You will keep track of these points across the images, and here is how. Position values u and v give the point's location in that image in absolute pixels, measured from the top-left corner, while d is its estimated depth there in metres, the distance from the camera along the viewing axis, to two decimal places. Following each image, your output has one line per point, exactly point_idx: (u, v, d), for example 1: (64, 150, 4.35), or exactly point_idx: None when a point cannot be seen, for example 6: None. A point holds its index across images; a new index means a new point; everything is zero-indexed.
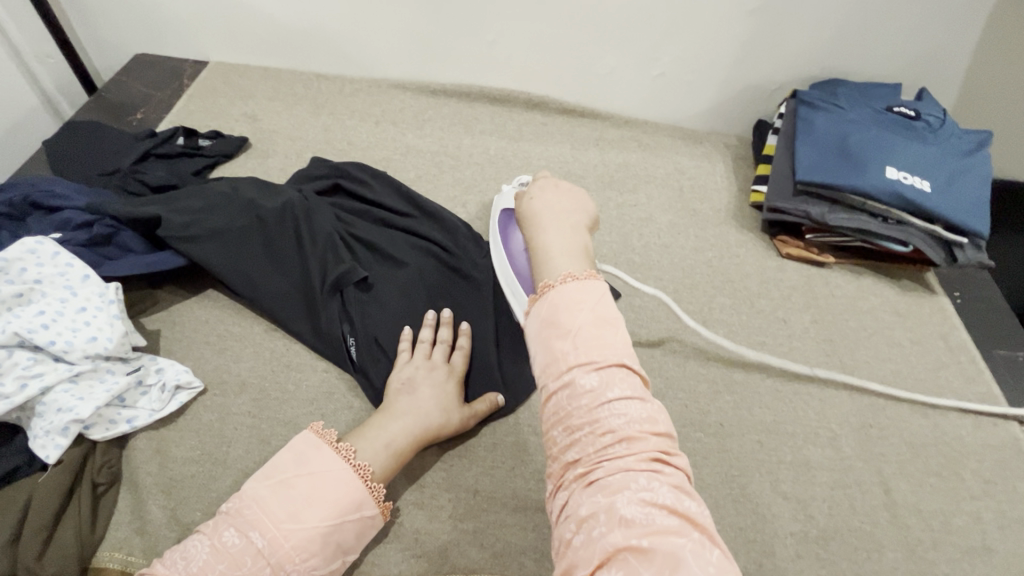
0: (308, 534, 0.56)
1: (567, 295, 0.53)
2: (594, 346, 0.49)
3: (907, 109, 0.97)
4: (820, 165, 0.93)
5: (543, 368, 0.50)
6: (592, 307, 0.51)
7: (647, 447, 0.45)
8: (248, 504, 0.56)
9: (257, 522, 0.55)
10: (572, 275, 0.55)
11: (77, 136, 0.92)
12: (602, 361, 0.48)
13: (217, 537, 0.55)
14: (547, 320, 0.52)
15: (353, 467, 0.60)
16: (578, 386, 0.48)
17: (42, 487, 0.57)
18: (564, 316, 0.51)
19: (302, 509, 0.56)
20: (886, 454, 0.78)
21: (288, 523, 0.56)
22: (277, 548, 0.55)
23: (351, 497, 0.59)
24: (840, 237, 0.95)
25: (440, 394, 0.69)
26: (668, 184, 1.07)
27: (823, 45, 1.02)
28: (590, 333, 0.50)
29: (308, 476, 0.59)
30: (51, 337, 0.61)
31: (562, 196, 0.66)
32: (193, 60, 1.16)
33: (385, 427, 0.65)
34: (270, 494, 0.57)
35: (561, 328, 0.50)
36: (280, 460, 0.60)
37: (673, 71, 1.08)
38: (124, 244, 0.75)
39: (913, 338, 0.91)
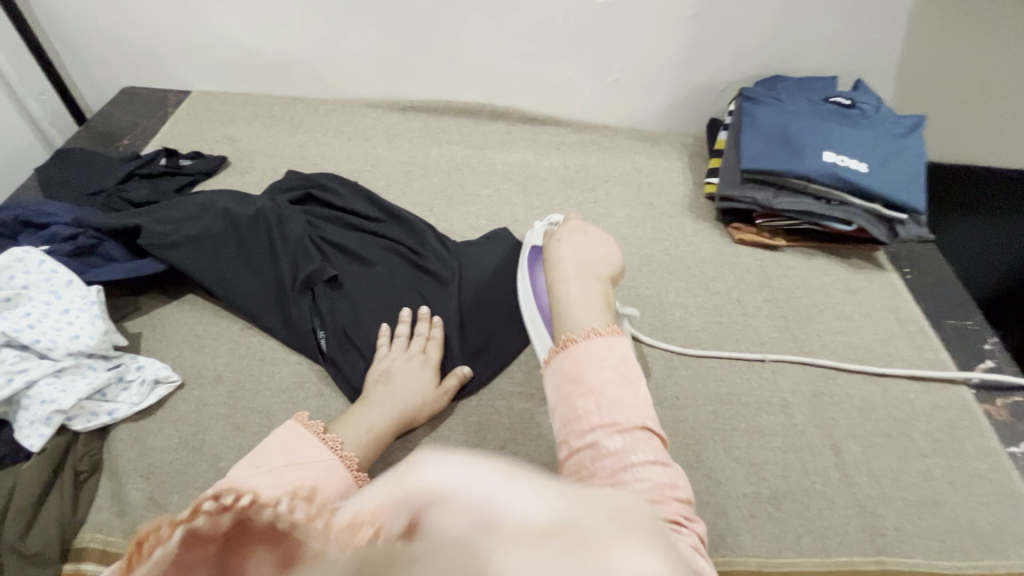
0: None
1: (592, 351, 0.56)
2: (618, 407, 0.52)
3: (843, 99, 1.04)
4: (762, 154, 0.98)
5: (566, 426, 0.53)
6: (616, 366, 0.55)
7: (670, 509, 0.45)
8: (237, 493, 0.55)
9: None
10: (597, 330, 0.58)
11: (67, 161, 0.99)
12: (626, 424, 0.51)
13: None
14: (569, 374, 0.55)
15: (340, 457, 0.62)
16: (601, 447, 0.50)
17: (25, 474, 0.61)
18: (588, 374, 0.54)
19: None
20: (838, 419, 0.81)
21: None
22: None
23: (338, 485, 0.60)
24: (789, 222, 1.00)
25: (417, 381, 0.73)
26: (626, 181, 1.13)
27: (764, 44, 1.09)
28: (613, 394, 0.53)
29: (298, 466, 0.60)
30: (36, 336, 0.66)
31: (587, 242, 0.72)
32: (177, 90, 1.24)
33: (364, 415, 0.69)
34: (260, 482, 0.56)
35: (586, 386, 0.53)
36: (265, 450, 0.60)
37: (624, 76, 1.15)
38: (107, 254, 0.81)
39: (863, 312, 0.95)
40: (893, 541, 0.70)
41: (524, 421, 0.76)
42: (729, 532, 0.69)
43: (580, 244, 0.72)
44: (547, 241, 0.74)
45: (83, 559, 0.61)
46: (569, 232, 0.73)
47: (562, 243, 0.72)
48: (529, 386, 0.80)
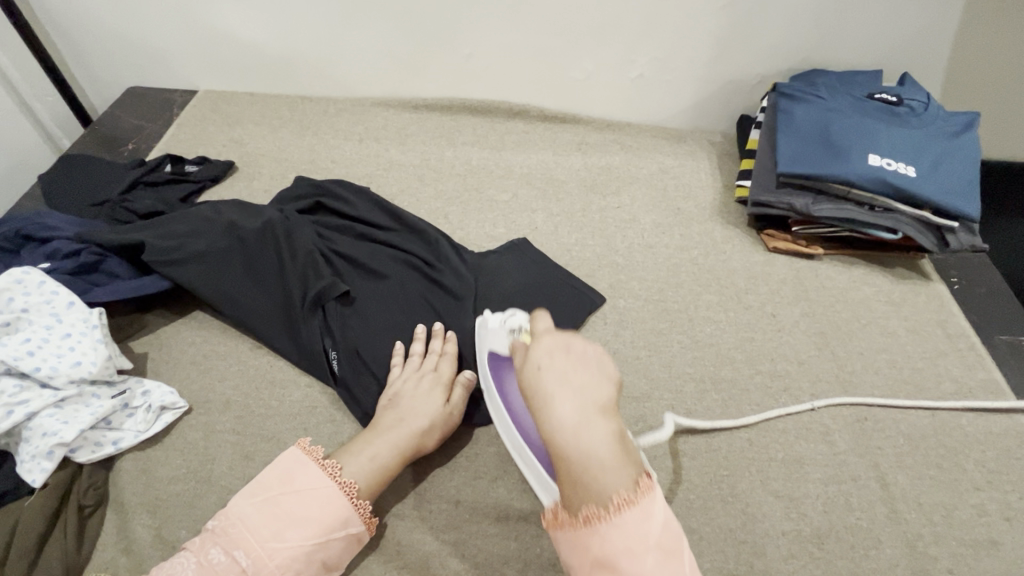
0: (289, 554, 0.56)
1: (625, 532, 0.43)
2: (630, 537, 0.43)
3: (889, 95, 0.96)
4: (801, 156, 0.91)
5: (581, 559, 0.45)
6: (626, 495, 0.44)
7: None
8: (234, 522, 0.57)
9: (241, 541, 0.56)
10: (627, 499, 0.44)
11: (70, 170, 0.96)
12: (654, 563, 0.42)
13: (204, 555, 0.56)
14: (596, 560, 0.43)
15: (338, 485, 0.60)
16: (619, 567, 0.42)
17: (27, 510, 0.59)
18: (615, 540, 0.43)
19: (287, 528, 0.57)
20: (883, 447, 0.75)
21: (273, 543, 0.56)
22: (260, 566, 0.55)
23: (336, 516, 0.59)
24: (827, 228, 0.94)
25: (427, 400, 0.68)
26: (651, 184, 1.07)
27: (801, 36, 1.01)
28: (647, 558, 0.42)
29: (293, 495, 0.59)
30: (36, 363, 0.63)
31: (576, 366, 0.49)
32: (183, 91, 1.20)
33: (369, 440, 0.65)
34: (254, 512, 0.57)
35: (589, 518, 0.44)
36: (265, 478, 0.60)
37: (650, 71, 1.08)
38: (110, 270, 0.77)
39: (908, 327, 0.89)
40: None
41: None
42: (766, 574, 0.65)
43: (570, 369, 0.49)
44: (524, 369, 0.51)
45: None
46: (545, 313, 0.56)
47: (542, 367, 0.49)
48: None
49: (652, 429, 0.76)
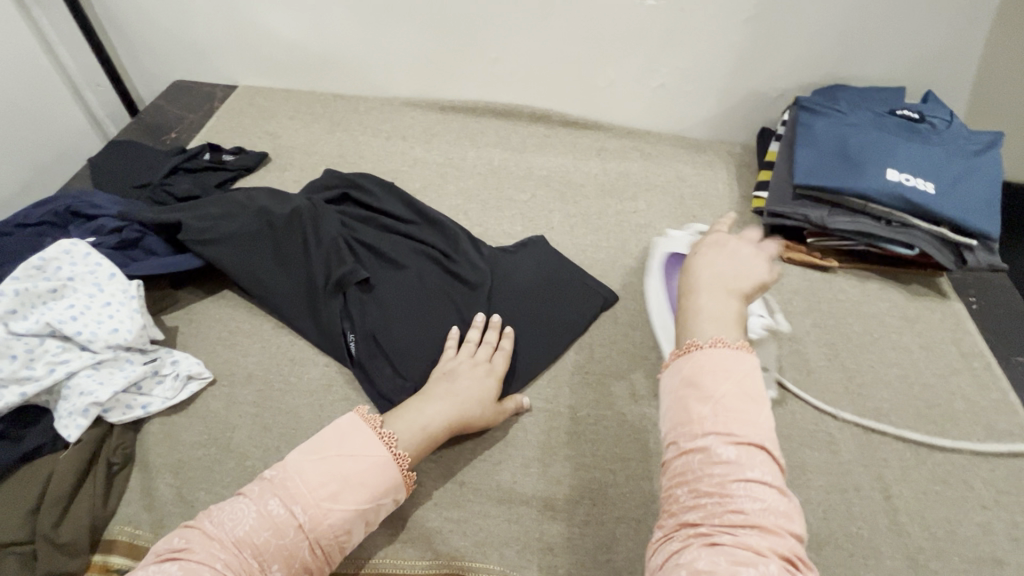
0: (345, 515, 0.53)
1: (716, 359, 0.50)
2: (740, 423, 0.46)
3: (910, 112, 0.96)
4: (818, 168, 0.92)
5: (676, 426, 0.48)
6: (742, 381, 0.49)
7: (782, 540, 0.42)
8: (292, 475, 0.53)
9: (299, 495, 0.52)
10: (724, 341, 0.52)
11: (117, 154, 1.02)
12: (744, 437, 0.46)
13: (262, 503, 0.52)
14: (688, 378, 0.50)
15: (393, 454, 0.58)
16: (714, 454, 0.45)
17: (62, 463, 0.63)
18: (708, 380, 0.49)
19: (345, 490, 0.54)
20: (888, 459, 0.75)
21: (330, 502, 0.53)
22: (316, 524, 0.52)
23: (389, 482, 0.57)
24: (843, 241, 0.94)
25: (482, 390, 0.71)
26: (668, 191, 1.08)
27: (824, 51, 1.03)
28: (734, 405, 0.47)
29: (354, 458, 0.55)
30: (78, 327, 0.68)
31: (726, 257, 0.61)
32: (224, 85, 1.26)
33: (424, 410, 0.65)
34: (315, 467, 0.54)
35: (706, 392, 0.48)
36: (324, 435, 0.56)
37: (673, 81, 1.10)
38: (149, 247, 0.83)
39: (921, 343, 0.88)
40: None
41: (552, 440, 0.74)
42: None
43: (723, 256, 0.61)
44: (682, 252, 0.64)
45: (112, 551, 0.62)
46: (711, 244, 0.63)
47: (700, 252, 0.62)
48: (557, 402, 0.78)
49: None
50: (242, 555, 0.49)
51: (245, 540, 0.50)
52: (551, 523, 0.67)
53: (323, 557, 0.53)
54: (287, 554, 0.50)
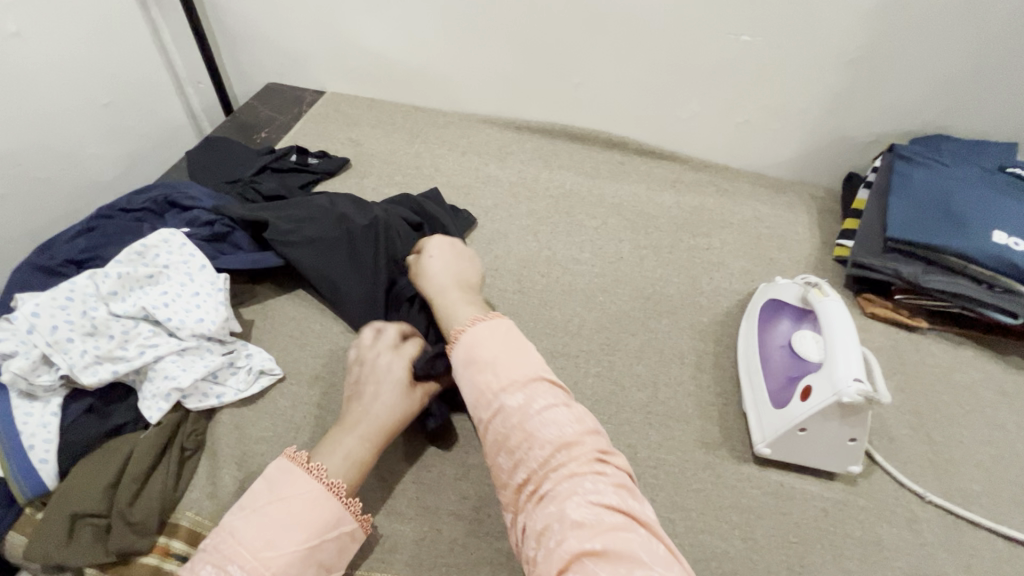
0: (287, 559, 0.55)
1: (477, 335, 0.62)
2: (509, 371, 0.59)
3: (1022, 171, 0.90)
4: (914, 222, 0.87)
5: (476, 401, 0.59)
6: (503, 336, 0.62)
7: (584, 450, 0.54)
8: (224, 537, 0.55)
9: (233, 555, 0.54)
10: (482, 316, 0.65)
11: (212, 149, 1.08)
12: (522, 380, 0.58)
13: (196, 574, 0.53)
14: (468, 359, 0.61)
15: (326, 486, 0.60)
16: (505, 409, 0.57)
17: (142, 443, 0.66)
18: (482, 352, 0.61)
19: (279, 534, 0.56)
20: (977, 548, 0.69)
21: (268, 551, 0.55)
22: (257, 575, 0.53)
23: (326, 516, 0.59)
24: (936, 302, 0.88)
25: (394, 382, 0.70)
26: (744, 231, 1.05)
27: (927, 100, 0.97)
28: (505, 361, 0.60)
29: (282, 503, 0.58)
30: (169, 314, 0.71)
31: (452, 259, 0.78)
32: (313, 90, 1.32)
33: (340, 438, 0.66)
34: (244, 524, 0.56)
35: (480, 363, 0.60)
36: (251, 491, 0.60)
37: (758, 118, 1.07)
38: (236, 242, 0.86)
39: (1020, 422, 0.81)
40: None
41: None
42: None
43: (451, 261, 0.77)
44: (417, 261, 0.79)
45: (175, 534, 0.65)
46: (437, 249, 0.79)
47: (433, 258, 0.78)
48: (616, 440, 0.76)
49: (719, 478, 0.73)
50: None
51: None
52: None
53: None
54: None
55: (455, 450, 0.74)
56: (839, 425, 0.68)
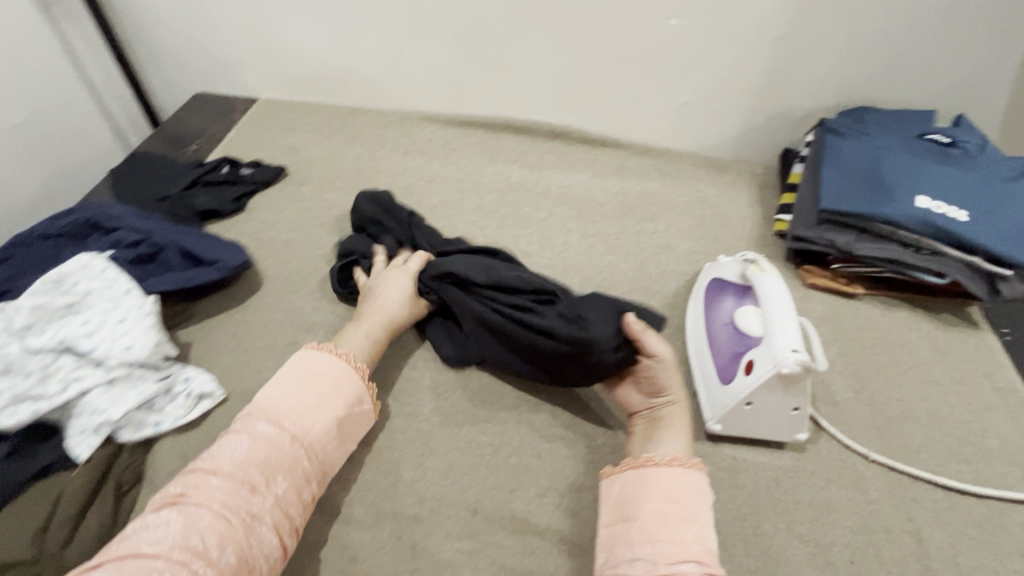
0: (327, 424, 0.64)
1: (669, 474, 0.62)
2: (693, 541, 0.57)
3: (942, 136, 0.94)
4: (845, 193, 0.90)
5: (642, 535, 0.58)
6: (690, 494, 0.61)
7: None
8: (270, 407, 0.64)
9: (283, 419, 0.63)
10: (682, 458, 0.64)
11: (137, 165, 1.03)
12: (702, 559, 0.55)
13: (250, 431, 0.61)
14: (647, 489, 0.62)
15: (354, 367, 0.70)
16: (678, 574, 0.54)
17: (71, 484, 0.63)
18: (671, 497, 0.60)
19: (320, 403, 0.65)
20: (920, 500, 0.72)
21: (311, 415, 0.64)
22: (306, 432, 0.63)
23: (356, 391, 0.69)
24: (870, 269, 0.91)
25: (402, 286, 0.80)
26: (689, 212, 1.06)
27: (852, 73, 1.01)
28: (690, 524, 0.58)
29: (322, 377, 0.67)
30: (93, 344, 0.68)
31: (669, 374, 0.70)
32: (244, 98, 1.27)
33: (357, 328, 0.76)
34: (286, 397, 0.65)
35: (666, 505, 0.60)
36: (287, 372, 0.67)
37: (695, 100, 1.08)
38: (166, 261, 0.82)
39: (953, 376, 0.85)
40: None
41: (566, 471, 0.72)
42: None
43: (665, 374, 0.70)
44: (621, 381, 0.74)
45: None
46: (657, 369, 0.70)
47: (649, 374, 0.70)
48: (573, 429, 0.76)
49: None
50: (250, 470, 0.58)
51: (245, 464, 0.58)
52: (565, 558, 0.65)
53: (316, 469, 0.62)
54: (287, 467, 0.60)
55: (410, 454, 0.73)
56: (783, 396, 0.70)
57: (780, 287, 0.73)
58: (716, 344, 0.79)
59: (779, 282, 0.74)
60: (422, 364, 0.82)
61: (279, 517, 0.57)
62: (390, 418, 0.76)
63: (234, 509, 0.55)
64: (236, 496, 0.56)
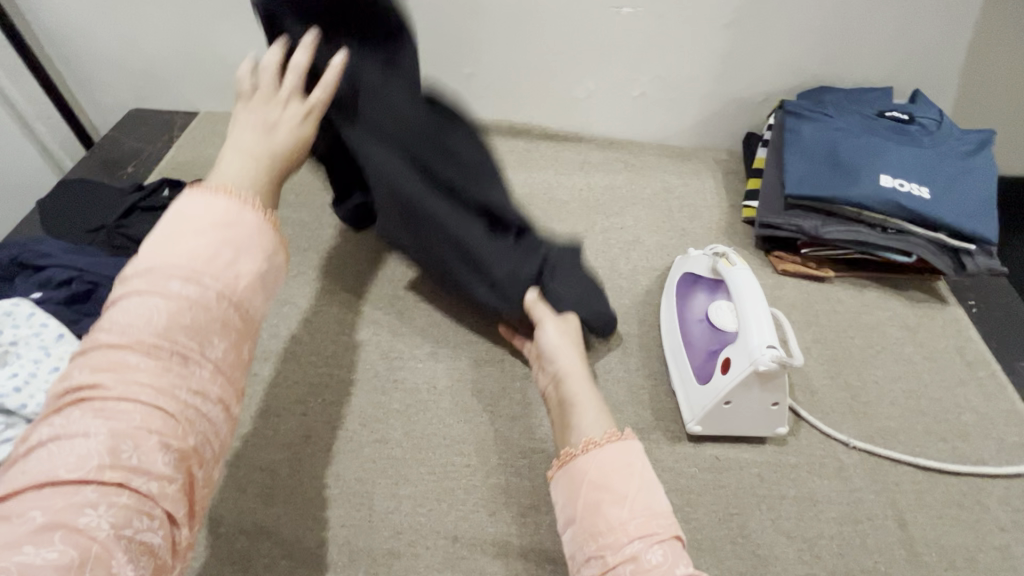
0: (253, 273, 0.51)
1: (603, 460, 0.60)
2: (646, 515, 0.56)
3: (900, 113, 0.94)
4: (808, 177, 0.89)
5: (599, 540, 0.56)
6: (623, 466, 0.59)
7: None
8: (169, 256, 0.47)
9: (193, 269, 0.47)
10: (611, 434, 0.63)
11: (67, 194, 0.96)
12: (662, 534, 0.55)
13: (159, 291, 0.46)
14: (592, 483, 0.59)
15: (266, 211, 0.54)
16: (641, 559, 0.53)
17: None
18: (615, 482, 0.59)
19: (235, 254, 0.50)
20: (901, 483, 0.72)
21: (231, 267, 0.49)
22: (232, 288, 0.49)
23: (275, 241, 0.54)
24: (839, 251, 0.91)
25: None
26: (656, 204, 1.04)
27: (808, 53, 0.99)
28: (638, 498, 0.57)
29: (229, 222, 0.50)
30: (22, 401, 0.61)
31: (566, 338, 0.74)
32: (183, 112, 1.20)
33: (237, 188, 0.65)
34: (190, 241, 0.48)
35: (613, 494, 0.58)
36: (180, 214, 0.50)
37: (654, 88, 1.06)
38: (102, 300, 0.76)
39: (925, 354, 0.85)
40: None
41: (547, 486, 0.70)
42: None
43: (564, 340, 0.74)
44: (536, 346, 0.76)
45: None
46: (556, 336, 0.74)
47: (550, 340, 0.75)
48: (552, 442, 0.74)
49: (658, 462, 0.72)
50: (176, 343, 0.45)
51: (167, 336, 0.45)
52: None
53: (248, 316, 0.50)
54: (220, 323, 0.48)
55: (384, 484, 0.69)
56: (760, 391, 0.68)
57: (751, 282, 0.71)
58: (692, 330, 0.77)
59: (750, 277, 0.72)
60: (390, 386, 0.78)
61: (216, 374, 0.47)
62: (360, 447, 0.72)
63: (170, 445, 0.42)
64: (170, 390, 0.43)
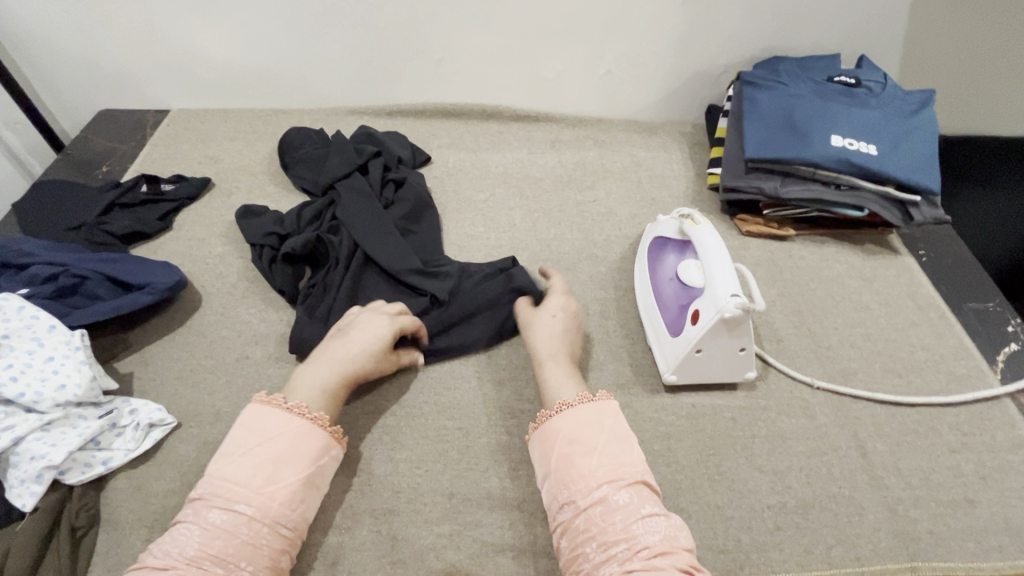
0: (290, 489, 0.58)
1: (575, 416, 0.66)
2: (615, 462, 0.62)
3: (848, 78, 0.99)
4: (766, 140, 0.94)
5: (574, 486, 0.61)
6: (596, 422, 0.65)
7: (679, 557, 0.55)
8: (218, 480, 0.57)
9: (235, 494, 0.56)
10: (586, 394, 0.68)
11: (42, 195, 0.96)
12: (629, 478, 0.60)
13: (203, 519, 0.55)
14: (568, 439, 0.64)
15: (310, 419, 0.63)
16: (610, 501, 0.59)
17: (19, 537, 0.58)
18: (585, 435, 0.64)
19: (277, 470, 0.58)
20: (862, 416, 0.78)
21: (268, 486, 0.57)
22: (267, 510, 0.56)
23: (319, 444, 0.62)
24: (798, 210, 0.96)
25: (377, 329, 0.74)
26: (626, 177, 1.09)
27: (759, 25, 1.04)
28: (610, 450, 0.62)
29: (269, 443, 0.60)
30: (20, 389, 0.63)
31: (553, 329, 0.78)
32: (155, 111, 1.20)
33: (314, 373, 0.68)
34: (234, 465, 0.58)
35: (584, 445, 0.63)
36: (234, 438, 0.60)
37: (618, 66, 1.10)
38: (90, 292, 0.78)
39: (881, 300, 0.91)
40: (926, 545, 0.67)
41: None
42: (753, 549, 0.66)
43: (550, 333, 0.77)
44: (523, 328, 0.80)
45: None
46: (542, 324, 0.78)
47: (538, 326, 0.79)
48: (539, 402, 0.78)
49: (638, 414, 0.77)
50: (212, 561, 0.53)
51: (202, 548, 0.53)
52: (545, 524, 0.67)
53: (291, 533, 0.58)
54: (256, 546, 0.55)
55: (380, 450, 0.72)
56: (728, 339, 0.73)
57: (709, 235, 0.76)
58: (658, 288, 0.83)
59: (709, 231, 0.77)
60: None
61: None
62: (355, 417, 0.75)
63: None
64: None
